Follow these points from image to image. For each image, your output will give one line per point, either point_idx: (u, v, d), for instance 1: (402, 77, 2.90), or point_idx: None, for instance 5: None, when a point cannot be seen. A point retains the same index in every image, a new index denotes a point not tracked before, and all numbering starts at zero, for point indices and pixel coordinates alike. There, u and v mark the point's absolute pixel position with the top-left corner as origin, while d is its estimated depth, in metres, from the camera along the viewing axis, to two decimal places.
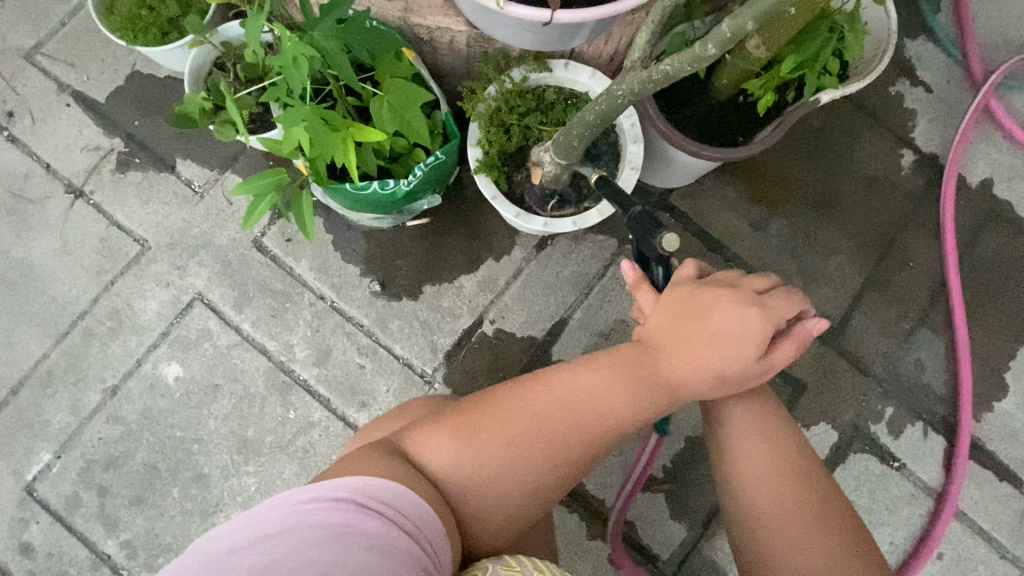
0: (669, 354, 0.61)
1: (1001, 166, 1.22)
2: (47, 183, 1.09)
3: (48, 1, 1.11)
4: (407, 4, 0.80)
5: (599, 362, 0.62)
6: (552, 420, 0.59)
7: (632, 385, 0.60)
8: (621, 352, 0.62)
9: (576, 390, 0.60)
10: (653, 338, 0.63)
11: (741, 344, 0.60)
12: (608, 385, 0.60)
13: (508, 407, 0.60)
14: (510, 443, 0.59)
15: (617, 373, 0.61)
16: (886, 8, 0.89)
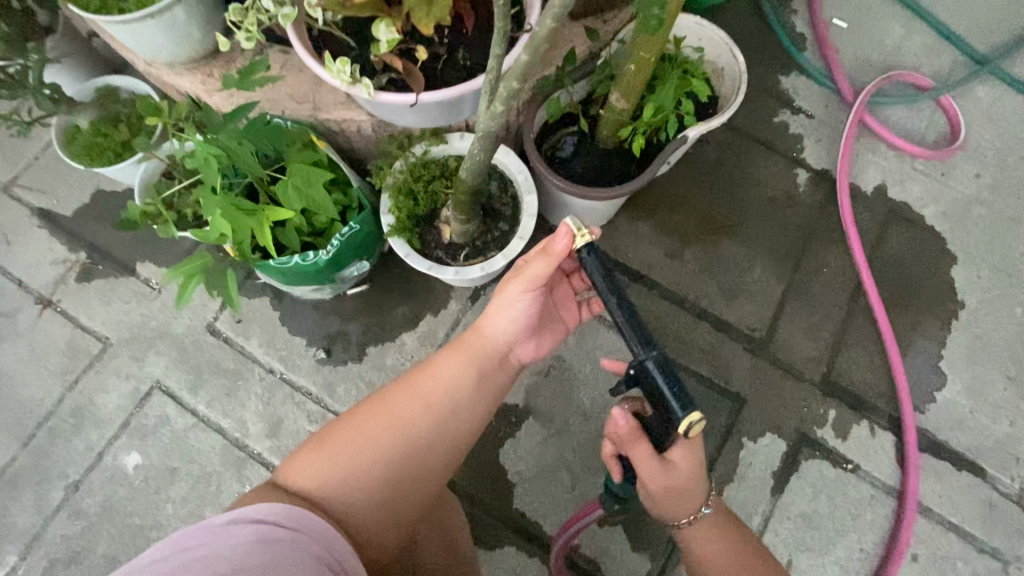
0: (489, 334, 0.75)
1: (890, 172, 1.33)
2: (18, 297, 1.19)
3: (22, 140, 1.27)
4: (315, 104, 0.94)
5: (439, 359, 0.73)
6: (408, 416, 0.68)
7: (469, 368, 0.73)
8: (456, 345, 0.75)
9: (424, 386, 0.70)
10: (479, 331, 0.76)
11: (684, 498, 0.72)
12: (451, 373, 0.72)
13: (370, 416, 0.67)
14: (375, 448, 0.65)
15: (455, 361, 0.73)
16: (733, 53, 1.01)
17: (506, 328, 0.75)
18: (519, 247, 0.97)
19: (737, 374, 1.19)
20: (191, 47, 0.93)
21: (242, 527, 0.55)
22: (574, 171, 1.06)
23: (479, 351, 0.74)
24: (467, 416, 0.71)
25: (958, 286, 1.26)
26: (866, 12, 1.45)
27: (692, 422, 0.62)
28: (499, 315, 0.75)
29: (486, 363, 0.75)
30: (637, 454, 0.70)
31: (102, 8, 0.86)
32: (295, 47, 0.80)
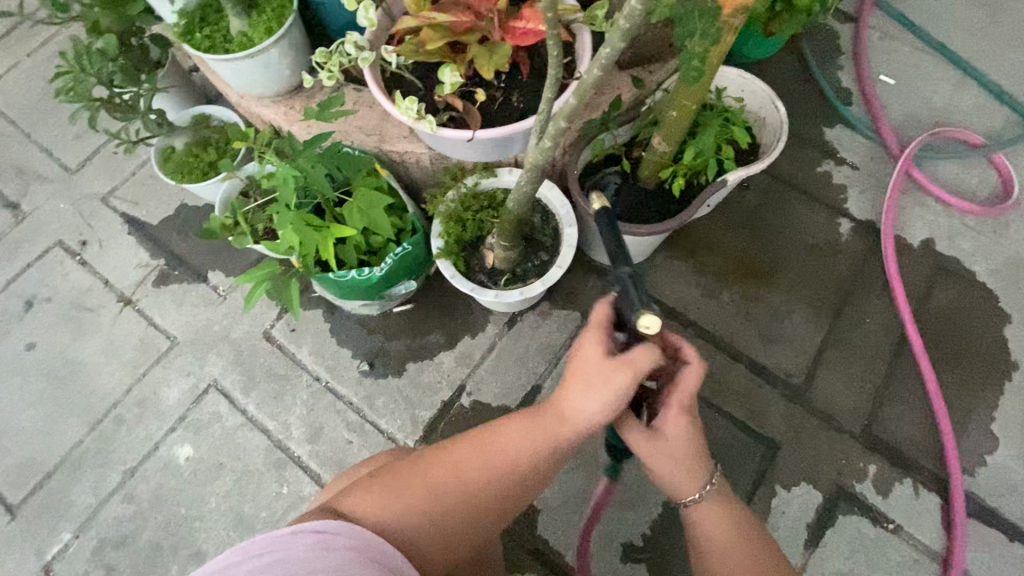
0: (574, 418, 0.65)
1: (938, 226, 1.32)
2: (103, 295, 1.32)
3: (124, 158, 1.44)
4: (381, 136, 1.04)
5: (509, 422, 0.68)
6: (466, 480, 0.65)
7: (541, 450, 0.65)
8: (532, 412, 0.67)
9: (488, 449, 0.66)
10: (557, 401, 0.67)
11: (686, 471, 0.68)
12: (519, 445, 0.66)
13: (430, 467, 0.66)
14: (428, 501, 0.63)
15: (528, 437, 0.66)
16: (776, 104, 1.05)
17: (592, 416, 0.64)
18: (557, 277, 1.02)
19: (773, 419, 1.17)
20: (280, 82, 1.05)
21: (307, 536, 0.57)
22: (615, 207, 1.11)
23: (557, 433, 0.65)
24: (524, 490, 0.67)
25: (1012, 346, 1.22)
26: (915, 70, 1.47)
27: (648, 315, 0.62)
28: (585, 392, 0.64)
29: (561, 448, 0.66)
30: (621, 378, 0.62)
31: (212, 48, 0.99)
32: (370, 87, 0.91)
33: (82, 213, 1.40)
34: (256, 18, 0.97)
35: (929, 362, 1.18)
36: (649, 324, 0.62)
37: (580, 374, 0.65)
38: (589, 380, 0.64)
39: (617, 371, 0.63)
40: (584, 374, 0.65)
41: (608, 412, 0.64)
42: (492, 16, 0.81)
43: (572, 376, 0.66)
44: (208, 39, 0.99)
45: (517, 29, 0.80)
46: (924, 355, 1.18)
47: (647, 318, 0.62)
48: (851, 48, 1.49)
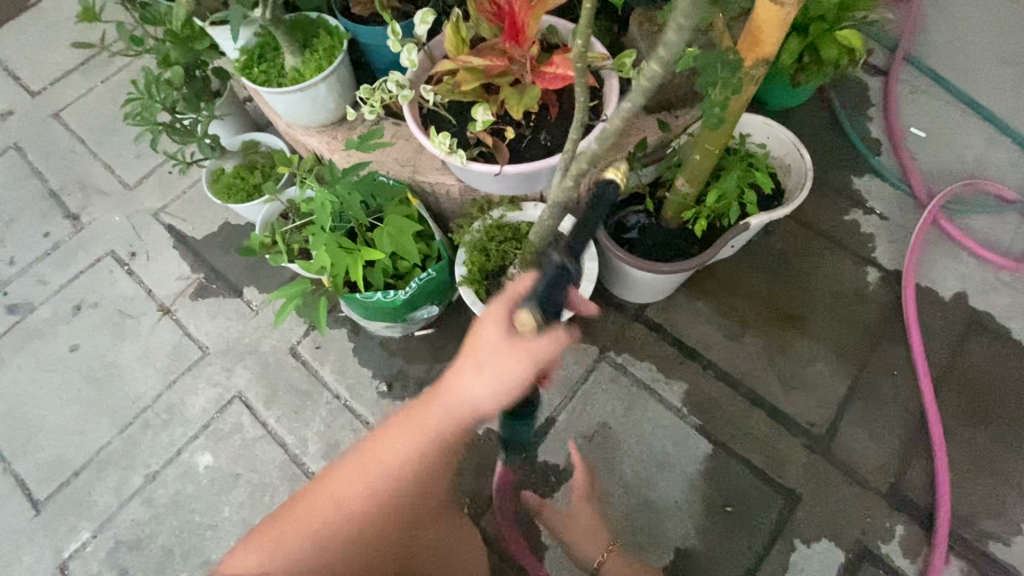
0: (462, 403, 0.66)
1: (972, 280, 1.29)
2: (144, 304, 1.40)
3: (177, 177, 1.54)
4: (416, 168, 1.10)
5: (398, 429, 0.67)
6: (363, 500, 0.65)
7: (434, 445, 0.67)
8: (419, 413, 0.67)
9: (381, 463, 0.66)
10: (443, 393, 0.67)
11: None
12: (412, 450, 0.66)
13: (318, 498, 0.65)
14: (326, 533, 0.63)
15: (417, 439, 0.67)
16: (801, 151, 1.07)
17: (480, 401, 0.66)
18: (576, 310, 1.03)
19: (793, 469, 1.14)
20: (325, 114, 1.12)
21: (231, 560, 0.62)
22: (639, 245, 1.13)
23: (447, 421, 0.67)
24: (426, 484, 0.69)
25: None
26: (946, 124, 1.47)
27: (528, 314, 0.63)
28: (474, 377, 0.66)
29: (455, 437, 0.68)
30: (512, 367, 0.64)
31: (266, 81, 1.07)
32: (408, 121, 0.97)
33: (134, 226, 1.50)
34: (309, 57, 1.06)
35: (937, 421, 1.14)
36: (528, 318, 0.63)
37: (467, 366, 0.67)
38: (478, 367, 0.65)
39: (507, 364, 0.65)
40: (471, 366, 0.66)
41: (498, 397, 0.66)
42: (524, 61, 0.86)
43: (457, 368, 0.68)
44: (265, 74, 1.08)
45: (547, 74, 0.85)
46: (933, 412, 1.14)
47: (530, 317, 0.63)
48: (880, 100, 1.50)
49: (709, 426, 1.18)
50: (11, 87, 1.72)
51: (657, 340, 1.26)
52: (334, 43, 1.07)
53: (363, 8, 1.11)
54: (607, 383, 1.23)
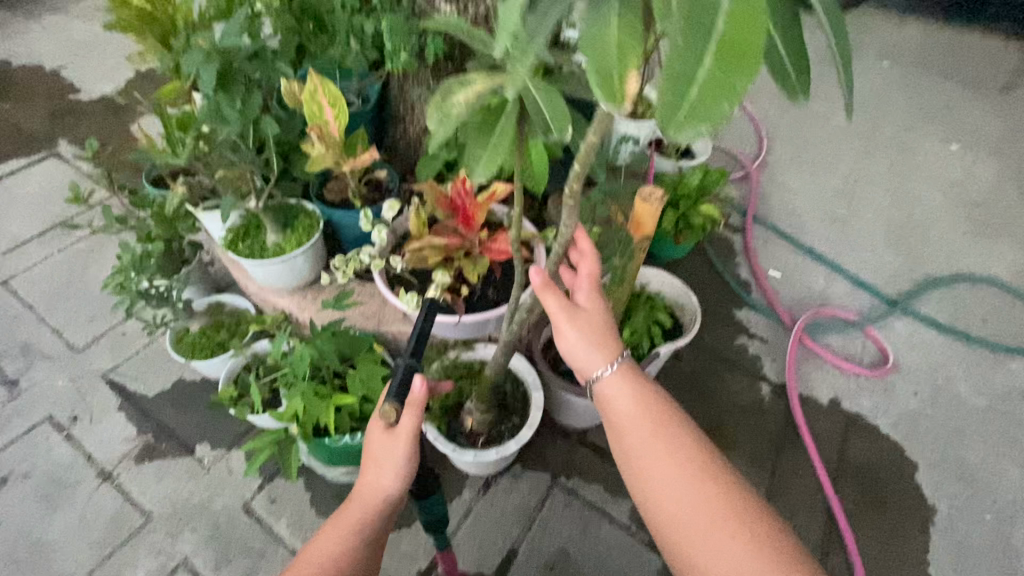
0: (373, 496, 0.76)
1: (840, 387, 1.59)
2: (83, 470, 1.35)
3: (132, 337, 1.59)
4: (380, 319, 1.27)
5: (322, 536, 0.74)
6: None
7: (353, 537, 0.73)
8: (336, 517, 0.75)
9: (310, 570, 0.70)
10: (356, 490, 0.77)
11: (590, 351, 0.75)
12: (336, 547, 0.72)
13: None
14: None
15: (339, 537, 0.73)
16: (687, 295, 1.38)
17: (385, 483, 0.76)
18: (528, 434, 1.17)
19: None
20: (299, 279, 1.30)
21: None
22: (574, 374, 1.33)
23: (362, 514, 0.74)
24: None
25: (926, 492, 1.40)
26: (793, 267, 1.91)
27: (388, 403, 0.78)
28: (376, 468, 0.77)
29: (372, 529, 0.74)
30: (399, 446, 0.76)
31: (250, 254, 1.26)
32: (378, 283, 1.18)
33: (80, 388, 1.49)
34: (290, 234, 1.28)
35: (841, 510, 1.34)
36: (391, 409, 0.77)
37: (369, 461, 0.79)
38: (377, 460, 0.77)
39: (393, 443, 0.77)
40: (372, 463, 0.78)
41: (400, 474, 0.77)
42: (475, 238, 1.11)
43: (363, 467, 0.79)
44: (249, 248, 1.27)
45: (494, 248, 1.10)
46: (835, 501, 1.34)
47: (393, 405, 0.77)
48: (743, 250, 1.93)
49: None
50: None
51: (600, 460, 1.40)
52: (311, 222, 1.30)
53: (335, 195, 1.36)
54: (561, 508, 1.32)
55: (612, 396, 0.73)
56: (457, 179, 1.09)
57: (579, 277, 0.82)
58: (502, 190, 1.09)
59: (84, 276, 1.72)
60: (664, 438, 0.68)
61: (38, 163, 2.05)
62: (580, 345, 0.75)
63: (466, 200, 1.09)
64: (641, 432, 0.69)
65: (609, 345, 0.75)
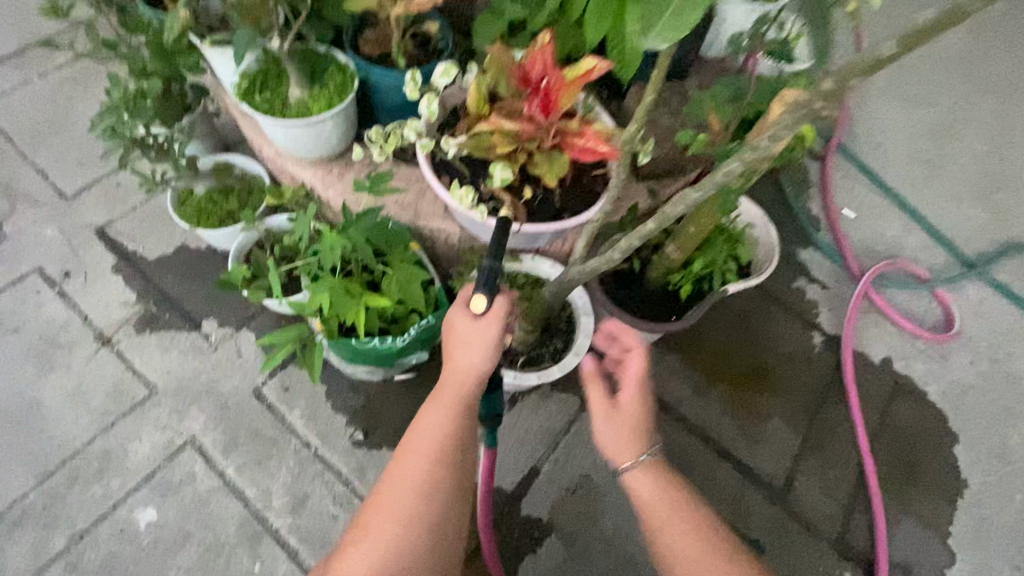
0: (467, 374, 0.78)
1: (896, 348, 1.47)
2: (79, 332, 1.24)
3: (127, 191, 1.40)
4: (417, 213, 1.09)
5: (427, 412, 0.77)
6: (422, 484, 0.71)
7: (458, 413, 0.76)
8: (436, 397, 0.78)
9: (425, 442, 0.74)
10: (448, 374, 0.79)
11: (621, 442, 0.82)
12: (444, 421, 0.76)
13: (388, 496, 0.71)
14: (408, 518, 0.69)
15: (445, 414, 0.76)
16: (768, 227, 1.18)
17: (480, 363, 0.78)
18: (574, 362, 1.06)
19: (755, 521, 1.22)
20: (324, 149, 1.09)
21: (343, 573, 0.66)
22: (629, 303, 1.17)
23: (460, 391, 0.77)
24: (465, 460, 0.75)
25: (961, 466, 1.35)
26: (872, 207, 1.68)
27: (480, 293, 0.80)
28: (467, 350, 0.79)
29: (473, 403, 0.78)
30: (490, 329, 0.79)
31: (269, 111, 1.03)
32: (423, 170, 0.97)
33: (70, 242, 1.33)
34: (318, 92, 1.03)
35: (875, 473, 1.28)
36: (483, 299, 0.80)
37: (456, 344, 0.80)
38: (466, 342, 0.79)
39: (484, 326, 0.79)
40: (462, 346, 0.79)
41: (492, 353, 0.79)
42: (549, 129, 0.89)
43: (450, 353, 0.81)
44: (267, 102, 1.03)
45: (577, 145, 0.87)
46: (871, 465, 1.28)
47: (484, 295, 0.79)
48: (819, 181, 1.69)
49: (683, 478, 1.24)
50: None
51: None
52: (344, 80, 1.04)
53: (373, 47, 1.09)
54: (588, 435, 1.25)
55: (646, 489, 0.77)
56: (537, 44, 0.86)
57: (627, 372, 0.90)
58: (599, 65, 0.83)
59: (66, 112, 1.48)
60: (695, 541, 0.72)
61: None
62: (617, 442, 0.83)
63: (547, 76, 0.87)
64: (674, 536, 0.73)
65: (637, 442, 0.82)
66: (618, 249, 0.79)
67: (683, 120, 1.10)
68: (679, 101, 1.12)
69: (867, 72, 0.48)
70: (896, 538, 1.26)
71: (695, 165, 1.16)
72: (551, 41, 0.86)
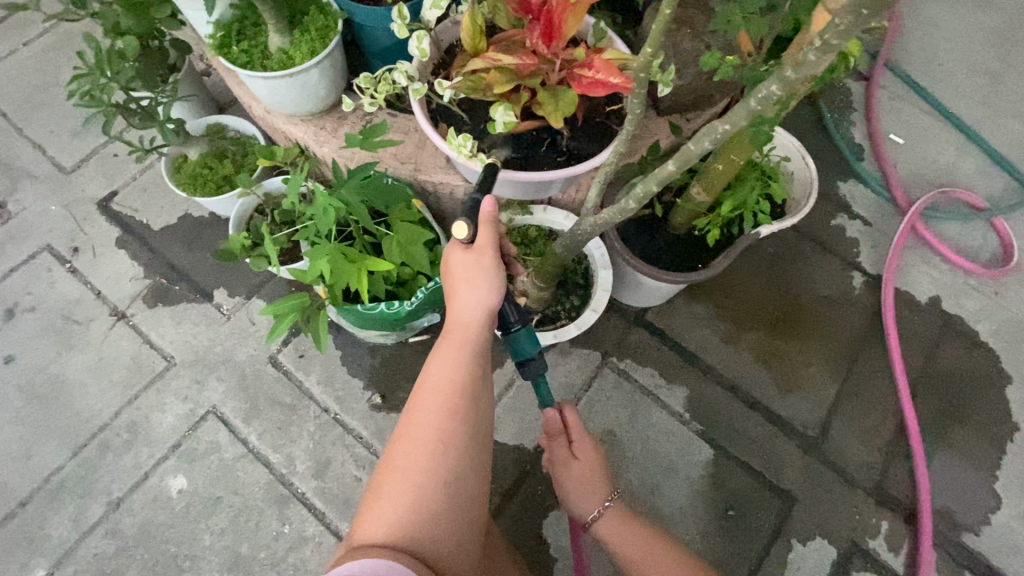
0: (469, 315, 0.72)
1: (945, 285, 1.36)
2: (94, 308, 1.24)
3: (124, 160, 1.36)
4: (417, 165, 1.01)
5: (433, 363, 0.72)
6: (438, 440, 0.66)
7: (464, 359, 0.71)
8: (442, 345, 0.72)
9: (434, 395, 0.69)
10: (451, 320, 0.73)
11: (579, 492, 0.97)
12: (452, 369, 0.70)
13: (404, 453, 0.66)
14: (424, 474, 0.65)
15: (452, 362, 0.71)
16: (806, 160, 1.05)
17: (482, 301, 0.71)
18: (592, 319, 1.00)
19: (789, 471, 1.18)
20: (314, 103, 1.01)
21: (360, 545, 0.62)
22: (650, 254, 1.09)
23: (463, 336, 0.72)
24: (479, 410, 0.71)
25: (1014, 408, 1.26)
26: (923, 130, 1.51)
27: (460, 221, 0.71)
28: (467, 290, 0.72)
29: (479, 347, 0.73)
30: (488, 261, 0.71)
31: (248, 63, 0.95)
32: (418, 118, 0.87)
33: (74, 217, 1.31)
34: (299, 37, 0.93)
35: (916, 421, 1.20)
36: (467, 228, 0.71)
37: (455, 285, 0.73)
38: (466, 280, 0.72)
39: (481, 258, 0.71)
40: (462, 284, 0.72)
41: (495, 288, 0.72)
42: (554, 61, 0.79)
43: (451, 294, 0.74)
44: (247, 53, 0.95)
45: (584, 78, 0.76)
46: (911, 413, 1.20)
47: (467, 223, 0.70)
48: (862, 104, 1.51)
49: (710, 431, 1.20)
50: None
51: (657, 345, 1.25)
52: (327, 22, 0.95)
53: None
54: (610, 390, 1.21)
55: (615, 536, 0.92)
56: None
57: (571, 452, 0.99)
58: None
59: (55, 80, 1.42)
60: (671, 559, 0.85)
61: None
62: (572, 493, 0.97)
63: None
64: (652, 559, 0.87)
65: (593, 494, 0.96)
66: (634, 197, 0.71)
67: (708, 41, 0.96)
68: (701, 18, 0.98)
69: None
70: (939, 484, 1.21)
71: (725, 93, 1.02)
72: None
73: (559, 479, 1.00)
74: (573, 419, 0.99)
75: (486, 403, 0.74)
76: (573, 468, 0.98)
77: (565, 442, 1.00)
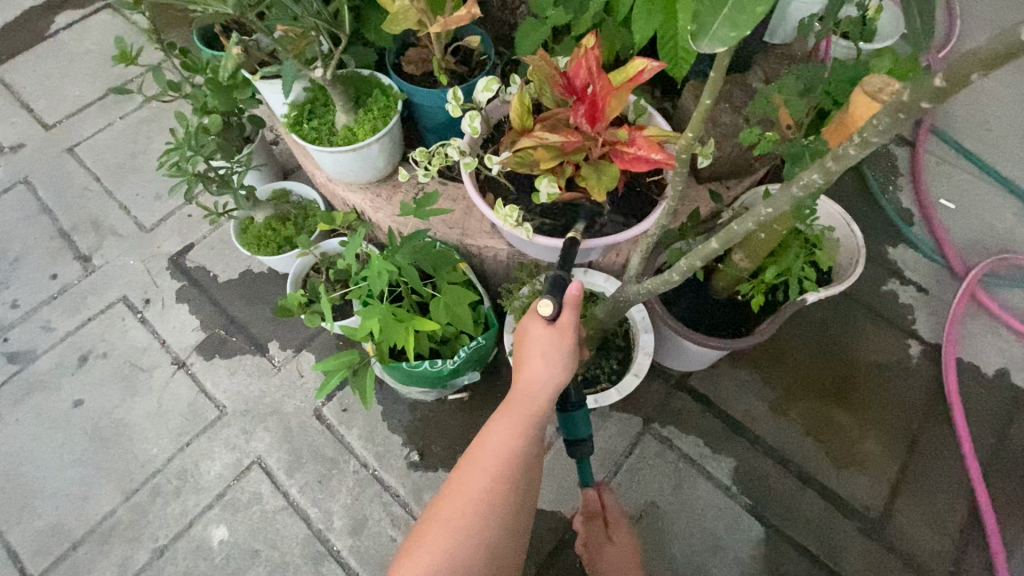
0: (540, 389, 0.70)
1: (1013, 357, 1.28)
2: (159, 356, 1.32)
3: (198, 221, 1.48)
4: (464, 231, 1.07)
5: (493, 426, 0.71)
6: (483, 504, 0.67)
7: (526, 433, 0.70)
8: (505, 409, 0.71)
9: (487, 460, 0.69)
10: (517, 386, 0.72)
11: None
12: (509, 437, 0.70)
13: (450, 507, 0.68)
14: (463, 540, 0.66)
15: (510, 431, 0.70)
16: (852, 227, 1.04)
17: (552, 378, 0.70)
18: (633, 383, 0.99)
19: (848, 555, 1.09)
20: (372, 173, 1.09)
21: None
22: (691, 318, 1.09)
23: (530, 409, 0.70)
24: (528, 481, 0.71)
25: None
26: (975, 195, 1.47)
27: (546, 298, 0.70)
28: (540, 363, 0.70)
29: (540, 421, 0.71)
30: (567, 340, 0.70)
31: (317, 139, 1.04)
32: (467, 188, 0.93)
33: (149, 271, 1.43)
34: (362, 116, 1.03)
35: (991, 508, 1.10)
36: (551, 306, 0.69)
37: (527, 353, 0.72)
38: (540, 353, 0.70)
39: (559, 337, 0.70)
40: (536, 355, 0.71)
41: (567, 368, 0.71)
42: (597, 138, 0.83)
43: (522, 359, 0.72)
44: (316, 130, 1.05)
45: (627, 154, 0.80)
46: (986, 498, 1.10)
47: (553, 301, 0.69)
48: (909, 169, 1.50)
49: (759, 506, 1.13)
50: (22, 119, 1.66)
51: (700, 411, 1.22)
52: (388, 103, 1.04)
53: (415, 68, 1.08)
54: (652, 457, 1.18)
55: None
56: (582, 49, 0.81)
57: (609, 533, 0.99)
58: (649, 65, 0.76)
59: (145, 149, 1.60)
60: None
61: (92, 14, 1.84)
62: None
63: (593, 82, 0.81)
64: None
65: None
66: (677, 269, 0.72)
67: (746, 115, 1.00)
68: (740, 94, 1.02)
69: (986, 70, 0.35)
70: None
71: (765, 164, 1.05)
72: (595, 45, 0.81)
73: (592, 562, 0.99)
74: (611, 501, 1.02)
75: (537, 473, 0.74)
76: (609, 552, 0.97)
77: (603, 523, 1.01)
